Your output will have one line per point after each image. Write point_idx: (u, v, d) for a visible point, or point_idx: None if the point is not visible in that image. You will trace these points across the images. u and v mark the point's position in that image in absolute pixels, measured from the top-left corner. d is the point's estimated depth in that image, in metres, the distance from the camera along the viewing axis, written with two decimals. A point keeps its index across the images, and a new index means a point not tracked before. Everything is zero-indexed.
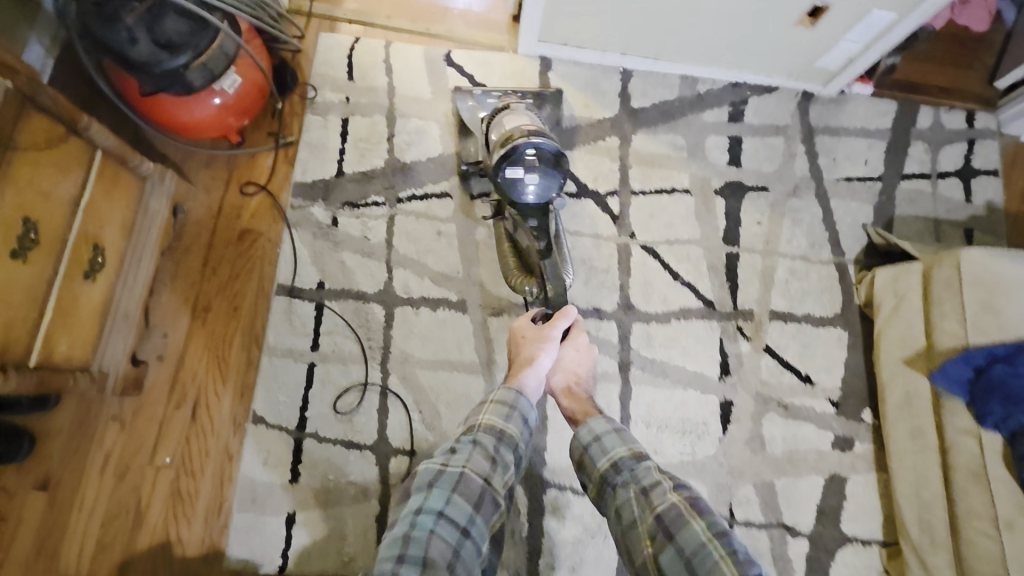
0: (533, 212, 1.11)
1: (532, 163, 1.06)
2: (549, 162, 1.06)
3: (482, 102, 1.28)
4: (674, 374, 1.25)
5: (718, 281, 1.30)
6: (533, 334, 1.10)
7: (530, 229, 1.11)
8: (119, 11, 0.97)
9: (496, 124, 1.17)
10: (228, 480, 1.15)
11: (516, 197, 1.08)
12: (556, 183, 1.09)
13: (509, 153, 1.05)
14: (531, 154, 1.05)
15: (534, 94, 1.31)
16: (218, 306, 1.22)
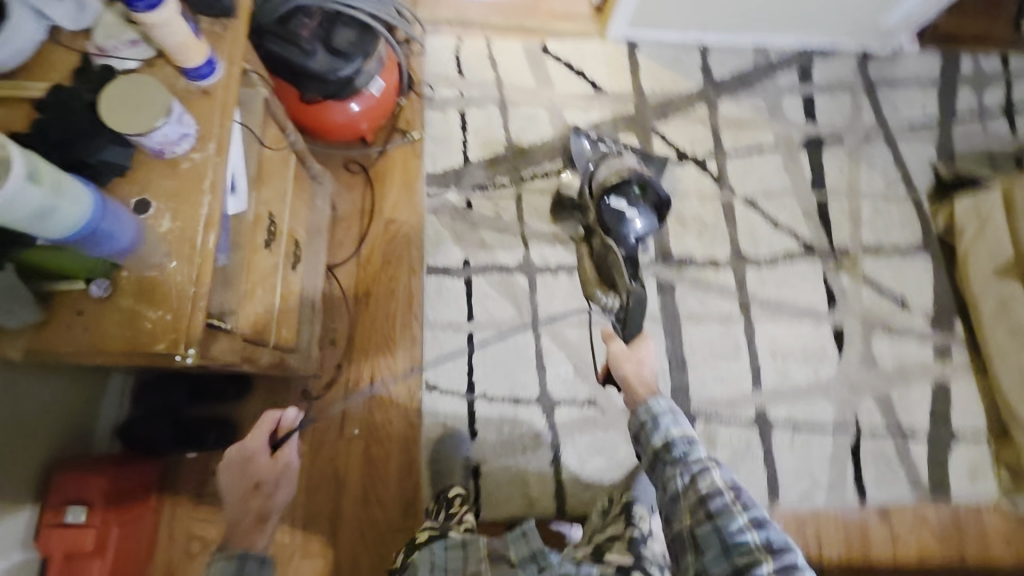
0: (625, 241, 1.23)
1: (637, 201, 1.23)
2: (652, 204, 1.25)
3: (590, 149, 1.38)
4: (789, 309, 1.39)
5: (814, 224, 1.45)
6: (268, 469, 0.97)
7: (619, 253, 1.21)
8: (296, 29, 1.09)
9: (602, 165, 1.29)
10: (415, 443, 1.25)
11: (615, 227, 1.22)
12: (652, 224, 1.26)
13: (618, 185, 1.24)
14: (638, 192, 1.24)
15: (643, 156, 1.40)
16: (377, 289, 1.32)
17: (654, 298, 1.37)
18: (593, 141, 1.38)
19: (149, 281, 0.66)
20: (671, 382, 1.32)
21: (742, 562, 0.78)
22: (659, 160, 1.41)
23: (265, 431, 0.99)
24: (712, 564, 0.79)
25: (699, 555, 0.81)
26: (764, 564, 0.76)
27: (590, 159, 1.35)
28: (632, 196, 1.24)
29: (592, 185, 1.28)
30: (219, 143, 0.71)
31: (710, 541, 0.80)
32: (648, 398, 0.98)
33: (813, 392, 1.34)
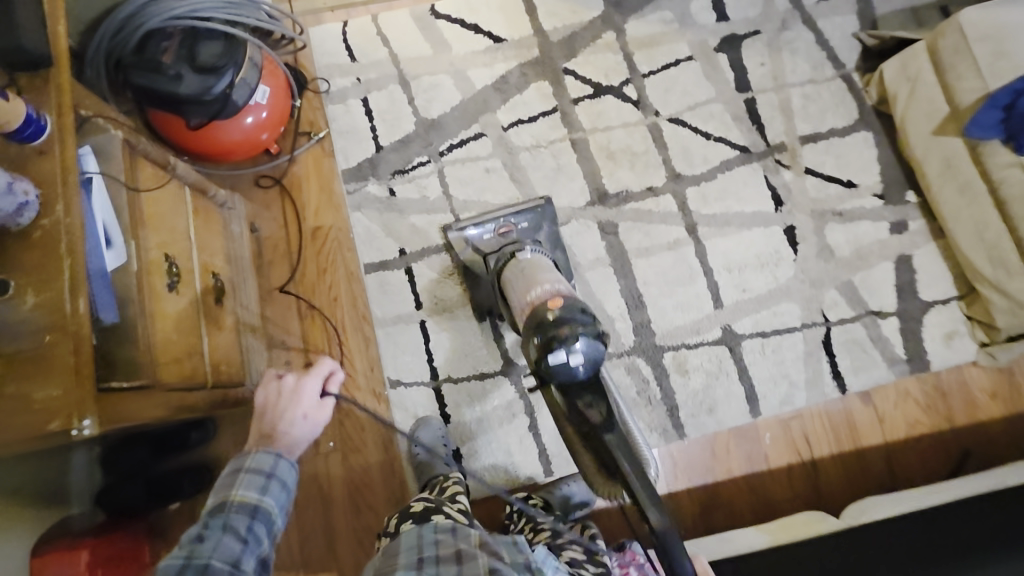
0: (587, 389, 0.92)
1: (571, 339, 0.88)
2: (590, 333, 0.90)
3: (481, 242, 1.25)
4: (737, 220, 1.36)
5: (745, 127, 1.40)
6: (311, 412, 0.91)
7: (594, 410, 0.90)
8: (157, 56, 1.04)
9: (521, 283, 1.04)
10: (391, 442, 1.26)
11: (565, 379, 0.90)
12: (601, 344, 0.91)
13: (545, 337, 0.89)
14: (571, 331, 0.89)
15: (529, 213, 1.27)
16: (319, 299, 1.30)
17: (598, 241, 1.34)
18: (483, 220, 1.28)
19: (27, 360, 0.65)
20: (631, 321, 1.31)
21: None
22: (541, 207, 1.29)
23: (314, 382, 0.95)
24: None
25: None
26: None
27: (501, 274, 1.12)
28: (561, 340, 0.88)
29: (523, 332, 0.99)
30: (67, 203, 0.69)
31: None
32: None
33: (775, 297, 1.32)
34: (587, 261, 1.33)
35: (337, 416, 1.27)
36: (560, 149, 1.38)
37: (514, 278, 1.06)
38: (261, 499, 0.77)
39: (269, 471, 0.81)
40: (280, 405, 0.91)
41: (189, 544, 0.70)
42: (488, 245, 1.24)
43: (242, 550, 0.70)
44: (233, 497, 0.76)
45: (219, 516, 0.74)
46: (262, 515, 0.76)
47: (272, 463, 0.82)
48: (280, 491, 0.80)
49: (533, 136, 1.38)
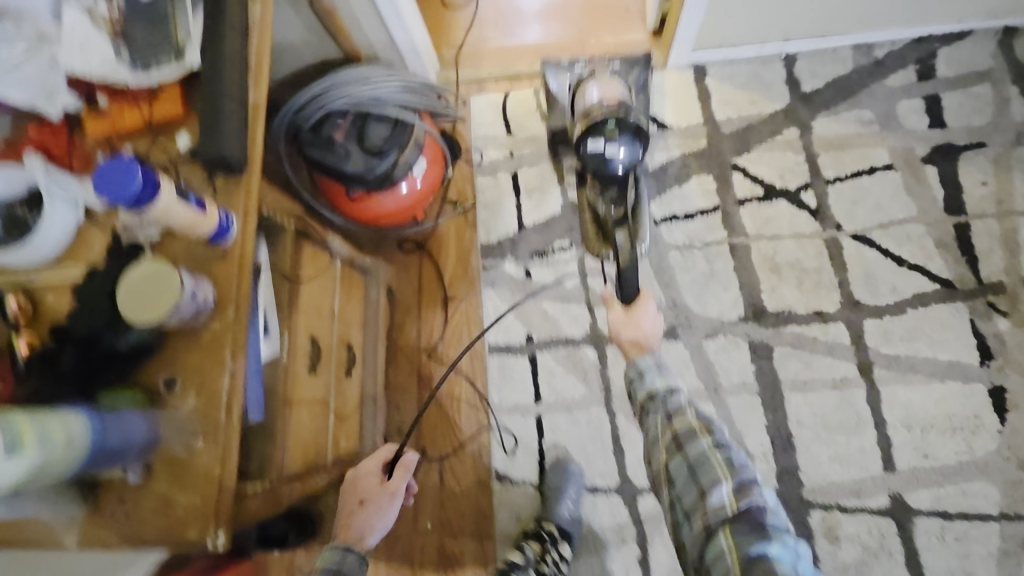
0: (614, 183, 1.08)
1: (613, 134, 1.04)
2: (630, 132, 1.06)
3: (570, 74, 1.27)
4: (926, 367, 1.13)
5: (952, 257, 1.17)
6: (371, 497, 0.91)
7: (612, 129, 1.05)
8: (331, 134, 1.07)
9: (581, 93, 1.19)
10: (488, 537, 1.19)
11: (604, 169, 1.05)
12: (640, 150, 1.06)
13: (590, 127, 1.05)
14: (612, 127, 1.05)
15: (624, 59, 1.26)
16: (440, 374, 1.28)
17: (747, 363, 1.18)
18: (564, 67, 1.28)
19: (178, 464, 0.66)
20: (775, 464, 1.13)
21: (708, 480, 0.70)
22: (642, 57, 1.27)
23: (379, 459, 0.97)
24: (684, 491, 0.72)
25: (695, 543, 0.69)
26: (725, 483, 0.69)
27: (572, 88, 1.24)
28: (603, 134, 1.05)
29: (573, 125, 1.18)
30: (238, 308, 0.70)
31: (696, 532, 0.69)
32: (637, 356, 0.84)
33: (967, 472, 1.08)
34: (730, 383, 1.18)
35: (438, 497, 1.22)
36: (717, 253, 1.25)
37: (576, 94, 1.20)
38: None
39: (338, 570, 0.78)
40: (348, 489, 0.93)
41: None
42: (576, 80, 1.25)
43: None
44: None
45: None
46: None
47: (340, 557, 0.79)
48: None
49: (688, 234, 1.27)
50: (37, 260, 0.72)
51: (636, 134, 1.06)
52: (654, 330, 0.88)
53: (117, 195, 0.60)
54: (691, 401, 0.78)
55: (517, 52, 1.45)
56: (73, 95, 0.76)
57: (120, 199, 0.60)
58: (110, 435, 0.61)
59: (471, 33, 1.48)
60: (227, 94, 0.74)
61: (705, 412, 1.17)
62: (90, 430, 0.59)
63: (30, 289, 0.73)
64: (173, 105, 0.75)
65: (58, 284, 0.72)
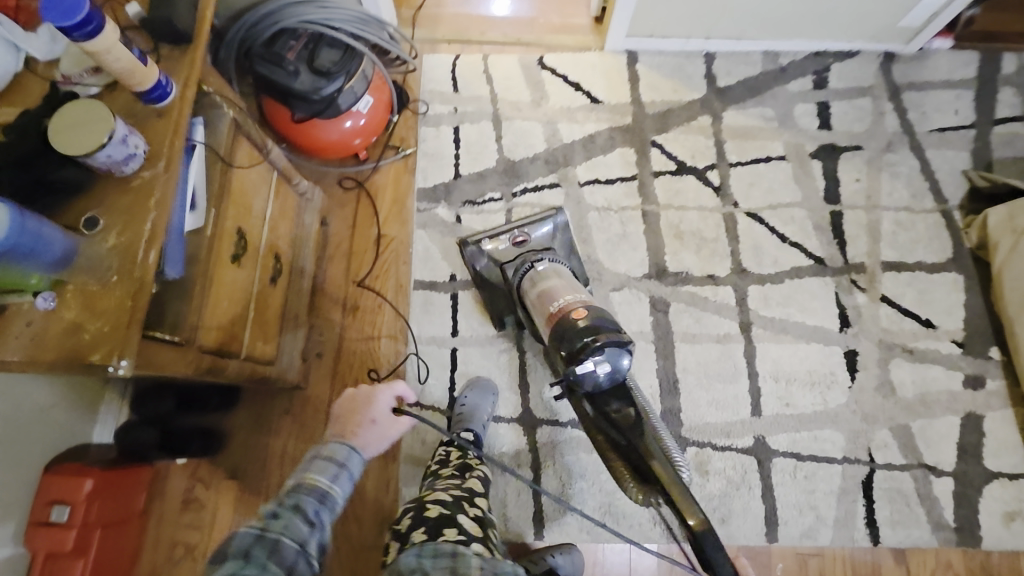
0: (610, 395, 0.97)
1: (597, 352, 0.91)
2: (615, 343, 0.91)
3: (497, 250, 1.20)
4: (795, 329, 1.29)
5: (826, 239, 1.35)
6: (382, 421, 1.06)
7: (592, 354, 0.91)
8: (282, 51, 1.13)
9: (529, 278, 1.10)
10: (393, 458, 1.25)
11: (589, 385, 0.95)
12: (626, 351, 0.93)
13: (573, 351, 0.91)
14: (590, 340, 0.90)
15: (543, 211, 1.22)
16: (364, 303, 1.34)
17: (645, 315, 1.31)
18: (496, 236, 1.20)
19: (92, 293, 0.70)
20: (660, 405, 1.26)
21: None
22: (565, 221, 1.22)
23: (392, 395, 1.11)
24: None
25: None
26: None
27: (512, 278, 1.15)
28: (586, 351, 0.90)
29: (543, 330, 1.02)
30: (167, 163, 0.75)
31: None
32: None
33: (820, 421, 1.24)
34: (630, 332, 1.30)
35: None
36: (630, 217, 1.38)
37: (525, 276, 1.12)
38: (330, 487, 0.86)
39: (341, 459, 0.93)
40: (361, 408, 1.07)
41: (261, 519, 0.75)
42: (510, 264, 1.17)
43: (307, 532, 0.75)
44: (308, 477, 0.86)
45: (293, 494, 0.82)
46: (327, 501, 0.84)
47: (346, 455, 0.93)
48: (346, 481, 0.90)
49: (607, 199, 1.39)
50: None
51: (620, 336, 0.92)
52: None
53: (58, 22, 0.63)
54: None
55: (471, 20, 1.55)
56: None
57: (64, 27, 0.64)
58: (26, 237, 0.63)
59: None
60: None
61: None
62: (10, 223, 0.61)
63: None
64: None
65: None
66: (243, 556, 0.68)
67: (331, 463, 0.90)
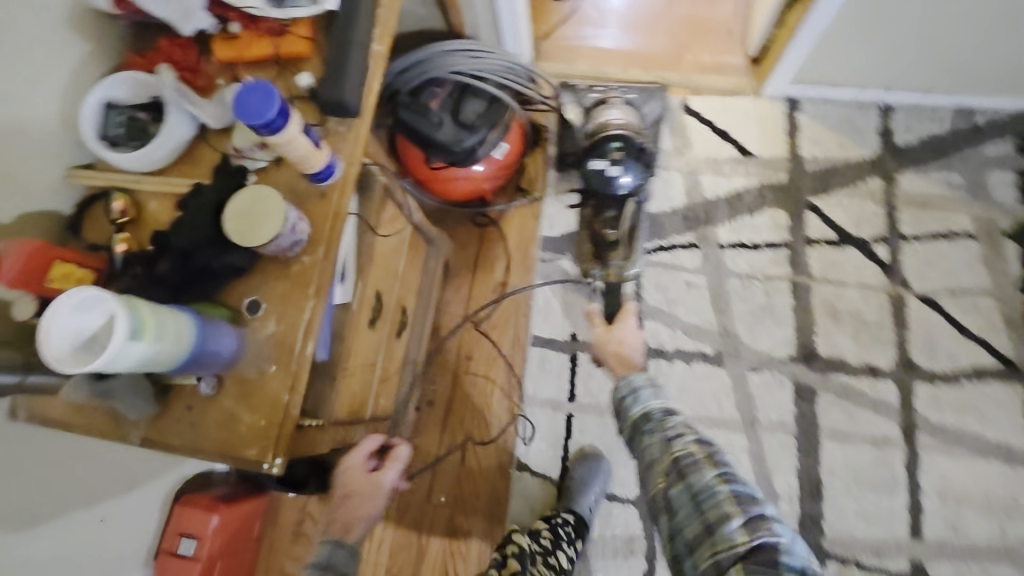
0: (613, 203, 1.18)
1: (617, 157, 1.12)
2: (633, 156, 1.14)
3: (585, 100, 1.26)
4: (972, 443, 1.11)
5: (1019, 338, 1.15)
6: (360, 487, 0.85)
7: (614, 148, 1.14)
8: (427, 101, 1.08)
9: (591, 117, 1.21)
10: (499, 521, 1.20)
11: (606, 190, 1.14)
12: (641, 173, 1.15)
13: (594, 147, 1.15)
14: (616, 148, 1.13)
15: (639, 89, 1.32)
16: (479, 354, 1.29)
17: (788, 403, 1.17)
18: (579, 92, 1.28)
19: (249, 384, 0.68)
20: (799, 508, 1.12)
21: (715, 516, 0.71)
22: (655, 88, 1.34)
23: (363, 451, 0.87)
24: (686, 521, 0.73)
25: (671, 516, 0.74)
26: (734, 518, 0.70)
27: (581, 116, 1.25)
28: (606, 154, 1.13)
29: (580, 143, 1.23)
30: (328, 248, 0.71)
31: (683, 504, 0.73)
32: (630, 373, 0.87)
33: (995, 556, 1.06)
34: (768, 420, 1.17)
35: (433, 476, 1.24)
36: (777, 288, 1.23)
37: (591, 115, 1.21)
38: None
39: (323, 563, 0.77)
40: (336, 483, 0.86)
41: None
42: (590, 103, 1.24)
43: None
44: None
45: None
46: None
47: (327, 555, 0.79)
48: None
49: (751, 264, 1.26)
50: (146, 166, 0.75)
51: (637, 154, 1.15)
52: (636, 342, 1.02)
53: (253, 119, 0.63)
54: (690, 426, 0.79)
55: (611, 54, 1.45)
56: (209, 17, 0.78)
57: (254, 124, 0.63)
58: (209, 342, 0.64)
59: (569, 27, 1.48)
60: (355, 45, 0.76)
61: (737, 443, 1.17)
62: (195, 332, 0.62)
63: (134, 192, 0.75)
64: (301, 46, 0.77)
65: (161, 192, 0.75)
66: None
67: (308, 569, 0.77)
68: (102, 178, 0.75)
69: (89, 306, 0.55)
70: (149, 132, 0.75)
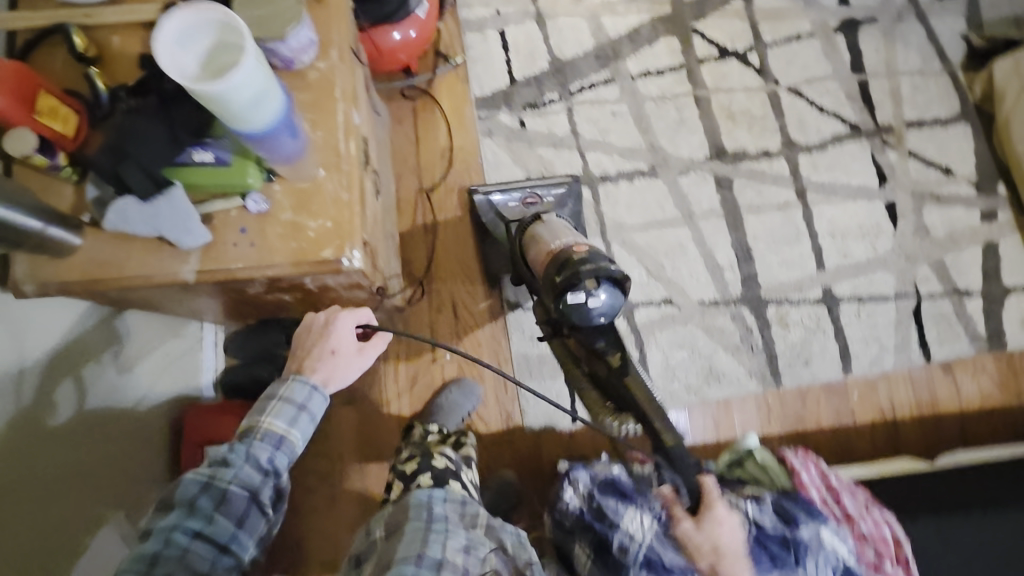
0: (598, 333, 0.95)
1: (593, 284, 0.90)
2: (612, 281, 0.92)
3: (505, 209, 1.24)
4: (843, 190, 1.43)
5: (857, 106, 1.48)
6: (344, 352, 0.92)
7: (588, 272, 0.90)
8: None
9: (530, 239, 1.08)
10: (505, 360, 1.29)
11: (585, 323, 0.92)
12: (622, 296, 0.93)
13: (566, 281, 0.90)
14: (590, 276, 0.90)
15: (555, 187, 1.26)
16: (445, 217, 1.33)
17: (714, 194, 1.40)
18: (503, 188, 1.25)
19: (302, 193, 0.68)
20: (739, 273, 1.37)
21: None
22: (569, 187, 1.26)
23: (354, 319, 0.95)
24: None
25: None
26: None
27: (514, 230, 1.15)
28: (583, 284, 0.90)
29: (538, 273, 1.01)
30: (341, 51, 0.71)
31: None
32: None
33: (873, 266, 1.40)
34: (702, 211, 1.38)
35: (432, 340, 1.29)
36: (684, 103, 1.43)
37: (528, 238, 1.08)
38: (286, 433, 0.83)
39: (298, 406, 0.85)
40: (320, 337, 0.92)
41: (213, 465, 0.77)
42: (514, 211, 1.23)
43: (259, 483, 0.78)
44: (264, 425, 0.82)
45: (245, 443, 0.81)
46: (284, 448, 0.83)
47: (305, 398, 0.86)
48: (307, 424, 0.86)
49: (660, 88, 1.43)
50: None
51: (617, 275, 0.92)
52: (733, 538, 0.89)
53: None
54: None
55: None
56: None
57: None
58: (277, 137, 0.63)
59: None
60: None
61: (682, 236, 1.37)
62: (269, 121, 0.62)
63: (90, 29, 0.68)
64: None
65: (122, 24, 0.68)
66: (190, 507, 0.72)
67: (284, 406, 0.83)
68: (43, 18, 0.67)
69: (189, 36, 0.60)
70: None
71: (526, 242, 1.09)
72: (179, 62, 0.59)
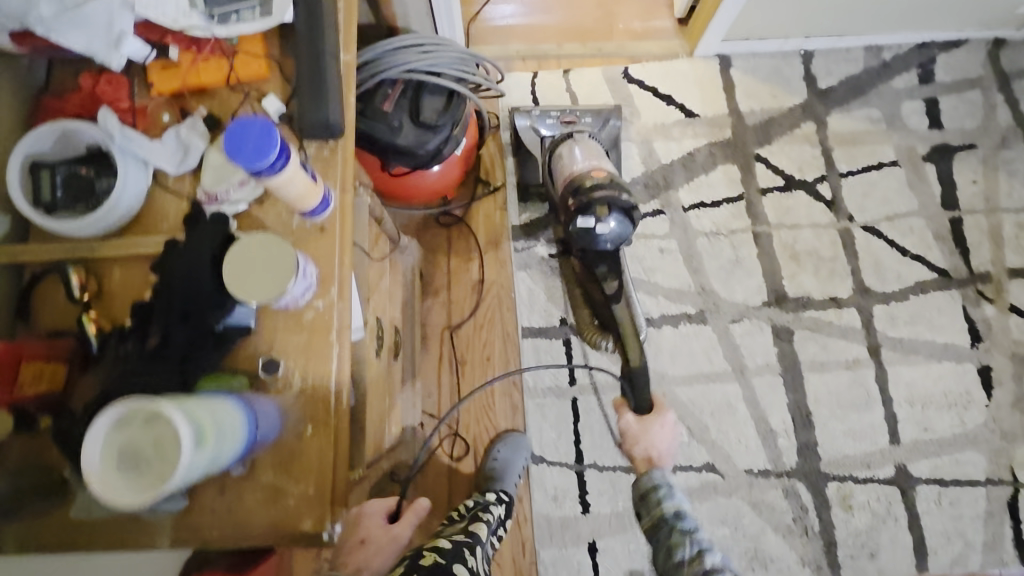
0: (603, 257, 1.04)
1: (604, 213, 0.96)
2: (623, 211, 0.97)
3: (543, 128, 1.22)
4: (926, 349, 1.24)
5: (948, 249, 1.29)
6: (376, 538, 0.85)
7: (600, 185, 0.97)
8: (381, 101, 1.01)
9: (556, 158, 1.13)
10: (525, 519, 1.20)
11: (588, 245, 1.00)
12: (631, 228, 0.99)
13: (580, 204, 0.97)
14: (603, 205, 0.96)
15: (593, 112, 1.25)
16: (471, 356, 1.26)
17: (770, 346, 1.25)
18: (537, 114, 1.23)
19: (286, 453, 0.61)
20: (796, 441, 1.21)
21: None
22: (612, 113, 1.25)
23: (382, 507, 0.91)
24: None
25: None
26: None
27: (544, 149, 1.19)
28: (596, 209, 0.96)
29: (557, 188, 1.10)
30: (341, 288, 0.65)
31: None
32: (653, 470, 0.99)
33: (959, 443, 1.20)
34: (756, 366, 1.24)
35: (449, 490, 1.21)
36: (742, 241, 1.30)
37: (555, 158, 1.13)
38: None
39: None
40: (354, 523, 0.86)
41: None
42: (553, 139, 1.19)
43: None
44: None
45: None
46: None
47: None
48: None
49: (715, 222, 1.31)
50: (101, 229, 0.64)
51: (630, 209, 0.97)
52: (663, 445, 1.04)
53: (254, 160, 0.58)
54: None
55: (543, 31, 1.42)
56: (142, 44, 0.67)
57: (258, 168, 0.58)
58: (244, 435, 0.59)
59: (488, 10, 1.43)
60: (325, 55, 0.69)
61: (732, 392, 1.23)
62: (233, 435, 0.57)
63: (90, 262, 0.64)
64: (259, 63, 0.69)
65: (123, 257, 0.64)
66: None
67: None
68: (46, 252, 0.64)
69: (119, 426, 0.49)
70: (98, 189, 0.64)
71: (553, 166, 1.14)
72: (113, 484, 0.48)
